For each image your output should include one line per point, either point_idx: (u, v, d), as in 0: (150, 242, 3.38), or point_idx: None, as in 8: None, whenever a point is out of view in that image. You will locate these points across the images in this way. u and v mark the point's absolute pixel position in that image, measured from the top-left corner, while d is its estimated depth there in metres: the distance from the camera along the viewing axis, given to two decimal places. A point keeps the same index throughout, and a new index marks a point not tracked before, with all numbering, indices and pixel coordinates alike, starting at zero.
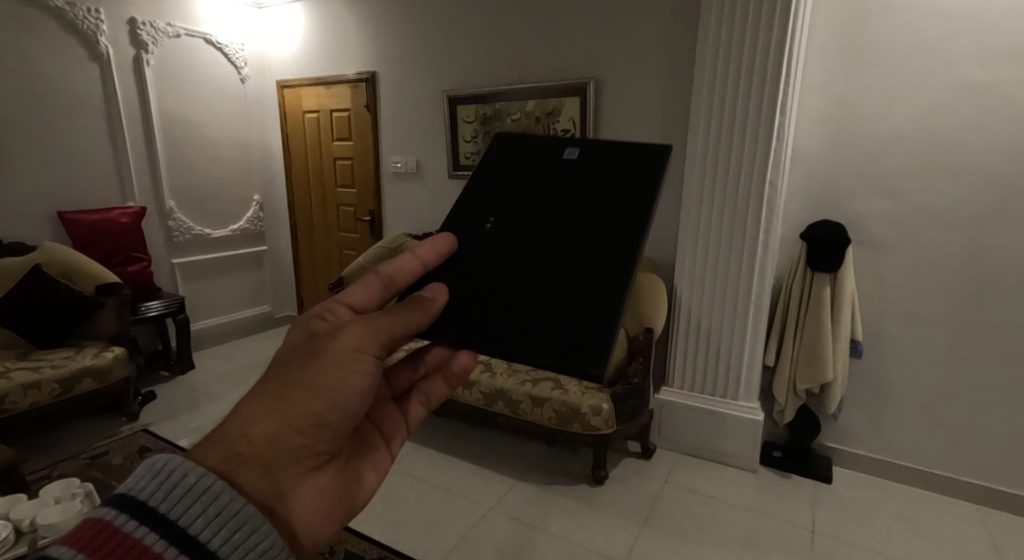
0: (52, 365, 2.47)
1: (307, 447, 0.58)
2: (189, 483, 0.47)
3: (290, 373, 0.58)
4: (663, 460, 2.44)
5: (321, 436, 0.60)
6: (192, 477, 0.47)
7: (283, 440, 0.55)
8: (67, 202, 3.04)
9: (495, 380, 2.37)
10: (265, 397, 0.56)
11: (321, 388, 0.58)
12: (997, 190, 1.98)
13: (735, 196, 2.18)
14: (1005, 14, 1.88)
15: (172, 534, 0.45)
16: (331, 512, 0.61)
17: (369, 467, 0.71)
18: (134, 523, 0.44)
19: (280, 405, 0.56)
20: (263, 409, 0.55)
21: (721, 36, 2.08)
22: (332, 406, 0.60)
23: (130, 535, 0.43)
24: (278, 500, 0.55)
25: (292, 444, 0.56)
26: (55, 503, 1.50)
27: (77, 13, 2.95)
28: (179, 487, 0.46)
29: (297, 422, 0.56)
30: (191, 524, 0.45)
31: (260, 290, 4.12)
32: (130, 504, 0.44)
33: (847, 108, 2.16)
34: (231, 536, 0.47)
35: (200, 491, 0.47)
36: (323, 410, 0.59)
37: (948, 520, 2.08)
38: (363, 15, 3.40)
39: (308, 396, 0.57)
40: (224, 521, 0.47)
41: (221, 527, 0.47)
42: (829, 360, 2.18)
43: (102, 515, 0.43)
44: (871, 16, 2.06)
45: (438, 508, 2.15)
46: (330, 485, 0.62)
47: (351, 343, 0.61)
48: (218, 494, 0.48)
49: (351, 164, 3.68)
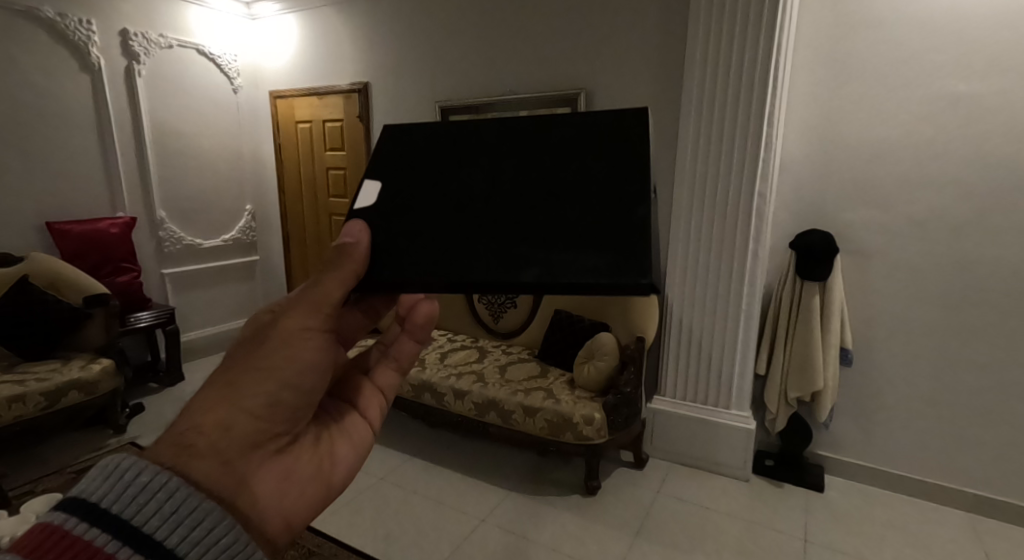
0: (37, 378, 2.43)
1: (263, 433, 0.54)
2: (142, 482, 0.44)
3: (235, 362, 0.54)
4: (655, 470, 2.44)
5: (275, 419, 0.55)
6: (146, 476, 0.44)
7: (234, 429, 0.51)
8: (57, 212, 3.02)
9: (486, 390, 2.36)
10: (212, 391, 0.53)
11: (268, 373, 0.54)
12: (979, 200, 2.01)
13: (724, 205, 2.20)
14: (983, 28, 1.93)
15: (126, 534, 0.41)
16: (303, 498, 0.56)
17: (347, 438, 0.66)
18: (84, 525, 0.41)
19: (228, 395, 0.52)
20: (211, 401, 0.52)
21: (709, 50, 2.12)
22: (283, 387, 0.55)
23: (79, 539, 0.40)
24: (238, 491, 0.50)
25: (246, 430, 0.52)
26: (37, 519, 1.47)
27: (68, 25, 2.95)
28: (135, 486, 0.43)
29: (246, 409, 0.52)
30: (145, 523, 0.42)
31: (250, 300, 4.10)
32: (81, 507, 0.41)
33: (833, 119, 2.20)
34: (188, 533, 0.43)
35: (154, 489, 0.44)
36: (273, 393, 0.54)
37: (939, 527, 2.09)
38: (356, 27, 3.43)
39: (252, 383, 0.53)
40: (183, 518, 0.44)
41: (179, 524, 0.43)
42: (819, 369, 2.19)
43: (51, 520, 0.40)
44: (855, 28, 2.11)
45: (429, 519, 2.13)
46: (302, 470, 0.57)
47: (297, 322, 0.56)
48: (173, 491, 0.44)
49: (343, 174, 3.67)
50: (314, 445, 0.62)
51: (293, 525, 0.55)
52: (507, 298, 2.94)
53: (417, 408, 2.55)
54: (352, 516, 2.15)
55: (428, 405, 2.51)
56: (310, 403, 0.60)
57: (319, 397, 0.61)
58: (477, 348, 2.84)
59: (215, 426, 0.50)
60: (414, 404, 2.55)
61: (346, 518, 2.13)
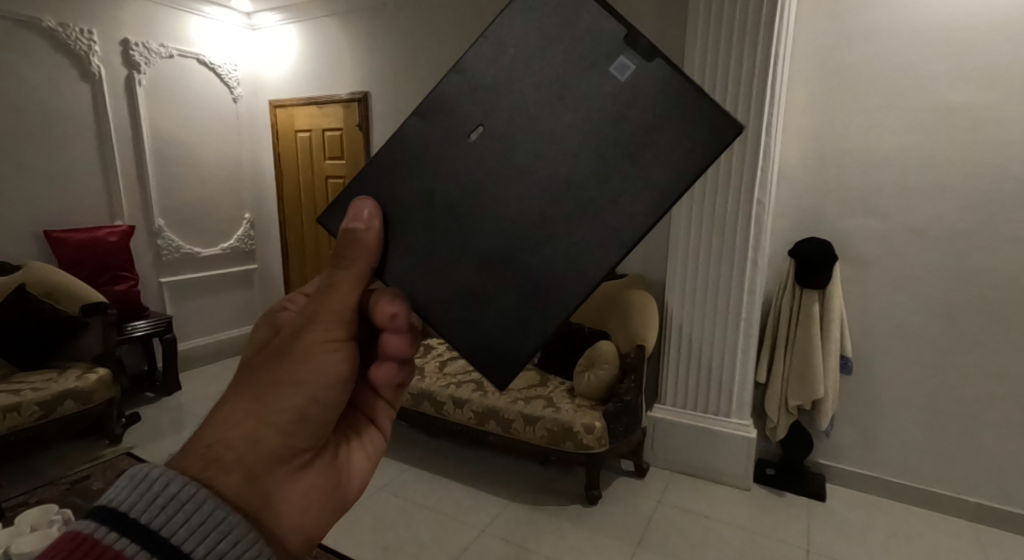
0: (33, 387, 2.41)
1: (288, 446, 0.51)
2: (170, 491, 0.40)
3: (260, 370, 0.51)
4: (657, 479, 2.42)
5: (297, 433, 0.52)
6: (174, 486, 0.41)
7: (262, 441, 0.48)
8: (56, 221, 3.02)
9: (485, 398, 2.35)
10: (237, 399, 0.49)
11: (298, 383, 0.51)
12: (976, 209, 2.02)
13: (723, 213, 2.21)
14: (976, 39, 1.95)
15: (153, 546, 0.38)
16: (322, 519, 0.53)
17: (362, 451, 0.64)
18: (112, 535, 0.37)
19: (254, 406, 0.49)
20: (237, 413, 0.48)
21: (706, 59, 2.14)
22: (311, 398, 0.52)
23: (108, 549, 0.36)
24: (264, 510, 0.47)
25: (274, 444, 0.49)
26: (31, 531, 1.45)
27: (70, 34, 2.96)
28: (159, 499, 0.40)
29: (275, 421, 0.49)
30: (174, 534, 0.38)
31: (248, 309, 4.08)
32: (108, 516, 0.38)
33: (830, 128, 2.21)
34: (216, 546, 0.40)
35: (182, 499, 0.40)
36: (297, 405, 0.51)
37: (943, 537, 2.07)
38: (355, 37, 3.45)
39: (277, 394, 0.50)
40: (211, 531, 0.40)
41: (207, 537, 0.40)
42: (819, 377, 2.18)
43: (77, 530, 0.37)
44: (850, 39, 2.13)
45: (429, 530, 2.11)
46: (322, 483, 0.55)
47: (327, 322, 0.53)
48: (201, 503, 0.41)
49: (342, 183, 3.68)
50: (331, 456, 0.59)
51: (316, 541, 0.52)
52: None
53: (416, 417, 2.54)
54: (350, 525, 2.13)
55: (427, 413, 2.49)
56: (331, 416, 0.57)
57: (340, 410, 0.58)
58: None
59: (240, 445, 0.47)
60: (414, 412, 2.54)
61: (344, 529, 2.11)
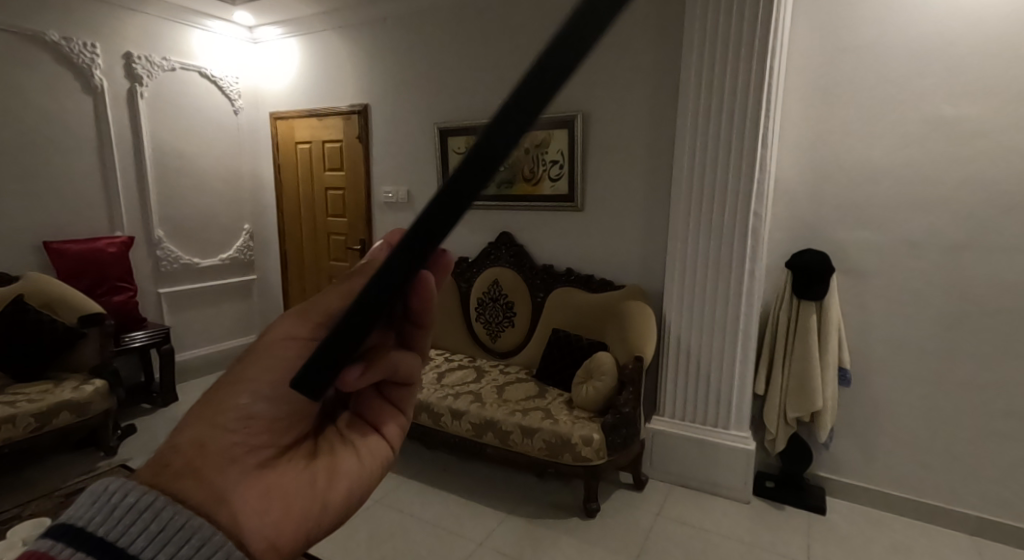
0: (28, 398, 2.40)
1: (246, 443, 0.49)
2: (129, 502, 0.42)
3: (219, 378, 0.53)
4: (656, 492, 2.41)
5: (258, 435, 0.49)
6: (132, 496, 0.43)
7: (208, 440, 0.47)
8: (55, 233, 3.02)
9: (484, 410, 2.34)
10: (197, 406, 0.51)
11: (242, 380, 0.50)
12: (972, 221, 2.03)
13: (721, 224, 2.22)
14: (969, 53, 1.98)
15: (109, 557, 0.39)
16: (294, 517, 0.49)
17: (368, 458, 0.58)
18: (68, 550, 0.39)
19: (205, 409, 0.49)
20: (193, 418, 0.50)
21: (702, 73, 2.17)
22: (259, 395, 0.50)
23: None
24: (221, 507, 0.45)
25: (225, 442, 0.48)
26: (24, 545, 1.44)
27: (73, 48, 2.99)
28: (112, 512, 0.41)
29: (220, 420, 0.48)
30: (130, 543, 0.40)
31: (247, 319, 4.08)
32: (68, 532, 0.40)
33: (826, 141, 2.23)
34: (175, 552, 0.41)
35: (141, 508, 0.42)
36: (246, 403, 0.50)
37: (943, 551, 2.05)
38: (356, 50, 3.48)
39: (228, 395, 0.50)
40: (170, 537, 0.41)
41: (166, 544, 0.41)
42: (817, 389, 2.18)
43: (38, 546, 0.39)
44: (846, 53, 2.16)
45: (426, 543, 2.09)
46: (298, 485, 0.50)
47: (282, 325, 0.50)
48: (159, 509, 0.42)
49: (342, 194, 3.70)
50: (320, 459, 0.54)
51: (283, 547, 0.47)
52: (505, 317, 2.93)
53: (414, 429, 2.53)
54: (346, 538, 2.12)
55: (425, 425, 2.48)
56: (303, 412, 0.53)
57: (311, 406, 0.53)
58: (475, 368, 2.82)
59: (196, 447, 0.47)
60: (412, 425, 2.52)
61: (340, 543, 2.09)
